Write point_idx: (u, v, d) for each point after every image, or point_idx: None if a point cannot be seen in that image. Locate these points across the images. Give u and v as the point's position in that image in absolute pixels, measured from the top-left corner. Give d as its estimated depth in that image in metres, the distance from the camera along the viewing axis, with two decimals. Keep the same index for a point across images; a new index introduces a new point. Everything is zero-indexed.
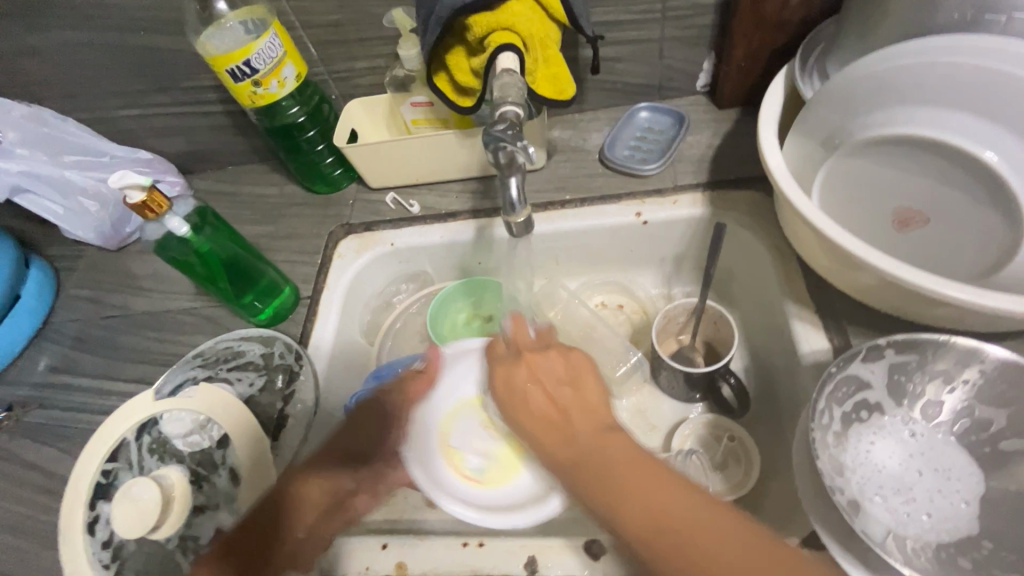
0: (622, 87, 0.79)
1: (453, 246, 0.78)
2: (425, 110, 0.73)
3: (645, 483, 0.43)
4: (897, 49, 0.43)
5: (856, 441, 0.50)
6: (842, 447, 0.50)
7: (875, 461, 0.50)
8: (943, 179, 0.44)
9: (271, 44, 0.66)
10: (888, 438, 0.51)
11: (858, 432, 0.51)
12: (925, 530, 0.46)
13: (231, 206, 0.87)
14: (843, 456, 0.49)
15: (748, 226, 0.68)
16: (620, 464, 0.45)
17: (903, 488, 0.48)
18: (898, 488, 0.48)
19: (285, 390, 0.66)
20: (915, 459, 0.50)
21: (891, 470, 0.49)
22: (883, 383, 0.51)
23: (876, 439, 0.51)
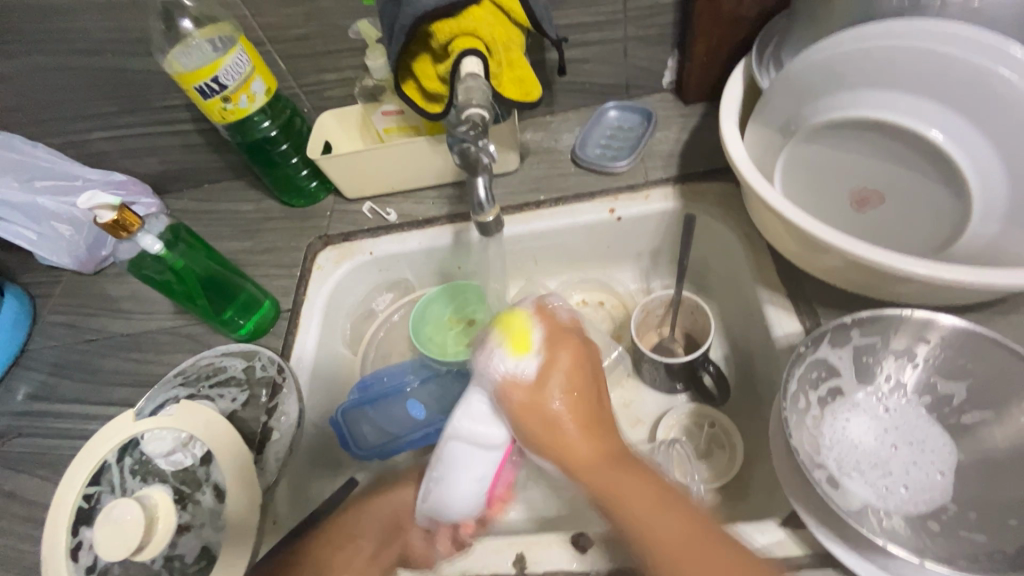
0: (590, 87, 0.80)
1: (432, 252, 0.79)
2: (397, 118, 0.74)
3: (635, 490, 0.49)
4: (841, 36, 0.45)
5: (832, 423, 0.51)
6: (818, 428, 0.51)
7: (850, 439, 0.51)
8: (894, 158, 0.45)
9: (237, 60, 0.66)
10: (862, 416, 0.52)
11: (832, 413, 0.52)
12: (901, 503, 0.47)
13: (208, 223, 0.87)
14: (819, 437, 0.50)
15: (718, 217, 0.70)
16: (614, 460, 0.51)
17: (880, 464, 0.49)
18: (874, 463, 0.49)
19: (269, 403, 0.66)
20: (889, 434, 0.51)
21: (866, 446, 0.50)
22: (850, 364, 0.52)
23: (850, 418, 0.52)
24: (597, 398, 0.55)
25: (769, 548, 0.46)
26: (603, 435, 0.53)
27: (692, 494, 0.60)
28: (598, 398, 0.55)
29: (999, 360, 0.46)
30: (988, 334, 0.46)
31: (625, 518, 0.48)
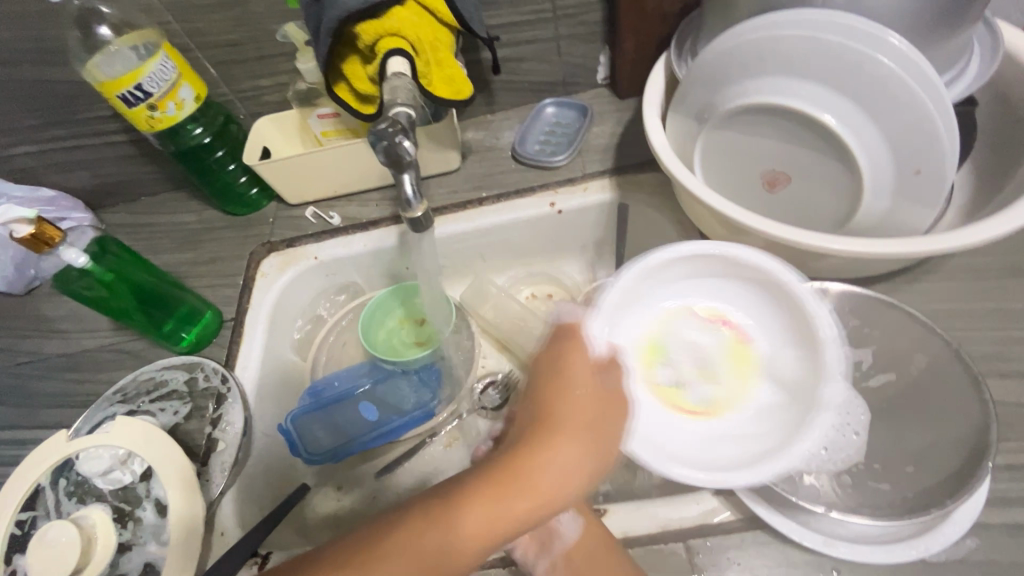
0: (527, 85, 0.82)
1: (378, 254, 0.79)
2: (333, 121, 0.74)
3: None
4: (740, 29, 0.48)
5: (716, 394, 0.55)
6: (647, 398, 0.54)
7: (737, 407, 0.53)
8: (772, 322, 0.55)
9: (162, 67, 0.65)
10: (762, 388, 0.54)
11: (713, 387, 0.55)
12: (768, 458, 0.47)
13: (146, 236, 0.85)
14: (665, 409, 0.53)
15: (653, 205, 0.72)
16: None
17: (766, 431, 0.50)
18: (767, 428, 0.51)
19: (214, 414, 0.65)
20: (791, 399, 0.51)
21: (761, 414, 0.52)
22: (734, 346, 0.57)
23: (749, 390, 0.54)
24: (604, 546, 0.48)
25: (704, 517, 0.48)
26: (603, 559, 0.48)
27: (638, 472, 0.63)
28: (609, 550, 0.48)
29: (886, 323, 0.52)
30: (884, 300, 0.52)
31: None
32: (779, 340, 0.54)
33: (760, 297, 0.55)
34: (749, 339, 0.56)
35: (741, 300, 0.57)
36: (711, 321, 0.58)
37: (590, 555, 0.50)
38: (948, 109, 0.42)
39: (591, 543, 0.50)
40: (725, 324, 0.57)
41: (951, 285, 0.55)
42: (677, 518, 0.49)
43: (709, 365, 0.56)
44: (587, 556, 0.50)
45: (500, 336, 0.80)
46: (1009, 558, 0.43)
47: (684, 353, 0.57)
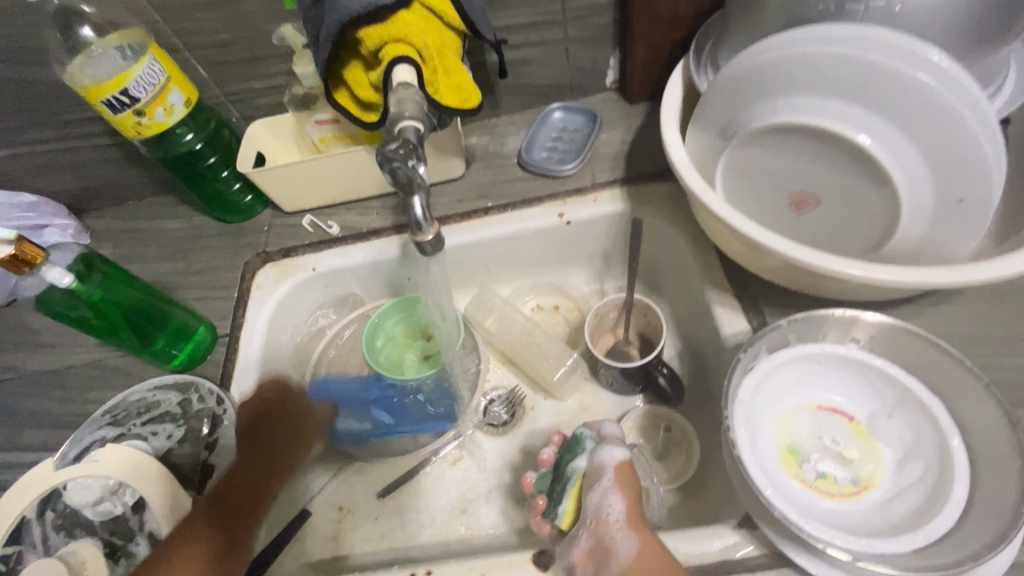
0: (533, 89, 0.79)
1: (379, 265, 0.76)
2: (332, 127, 0.70)
3: None
4: (771, 42, 0.45)
5: (861, 471, 0.48)
6: (805, 497, 0.46)
7: (881, 480, 0.47)
8: (881, 387, 0.49)
9: (149, 70, 0.61)
10: (890, 443, 0.48)
11: (854, 465, 0.48)
12: (913, 528, 0.42)
13: (134, 245, 0.81)
14: (818, 501, 0.46)
15: (665, 217, 0.70)
16: None
17: (851, 466, 0.48)
18: (906, 489, 0.45)
19: (210, 437, 0.62)
20: (912, 453, 0.47)
21: (902, 476, 0.46)
22: (852, 430, 0.50)
23: (875, 448, 0.48)
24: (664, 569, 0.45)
25: (726, 552, 0.47)
26: None
27: (650, 495, 0.61)
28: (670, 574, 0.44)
29: (919, 352, 0.48)
30: (910, 328, 0.48)
31: None
32: (879, 405, 0.50)
33: (857, 362, 0.50)
34: (858, 420, 0.50)
35: (824, 373, 0.51)
36: (828, 411, 0.51)
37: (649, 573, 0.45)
38: (992, 133, 0.40)
39: (647, 560, 0.46)
40: (844, 416, 0.50)
41: (976, 308, 0.54)
42: (697, 553, 0.47)
43: (837, 445, 0.49)
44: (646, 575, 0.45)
45: (505, 350, 0.77)
46: None
47: (817, 442, 0.49)
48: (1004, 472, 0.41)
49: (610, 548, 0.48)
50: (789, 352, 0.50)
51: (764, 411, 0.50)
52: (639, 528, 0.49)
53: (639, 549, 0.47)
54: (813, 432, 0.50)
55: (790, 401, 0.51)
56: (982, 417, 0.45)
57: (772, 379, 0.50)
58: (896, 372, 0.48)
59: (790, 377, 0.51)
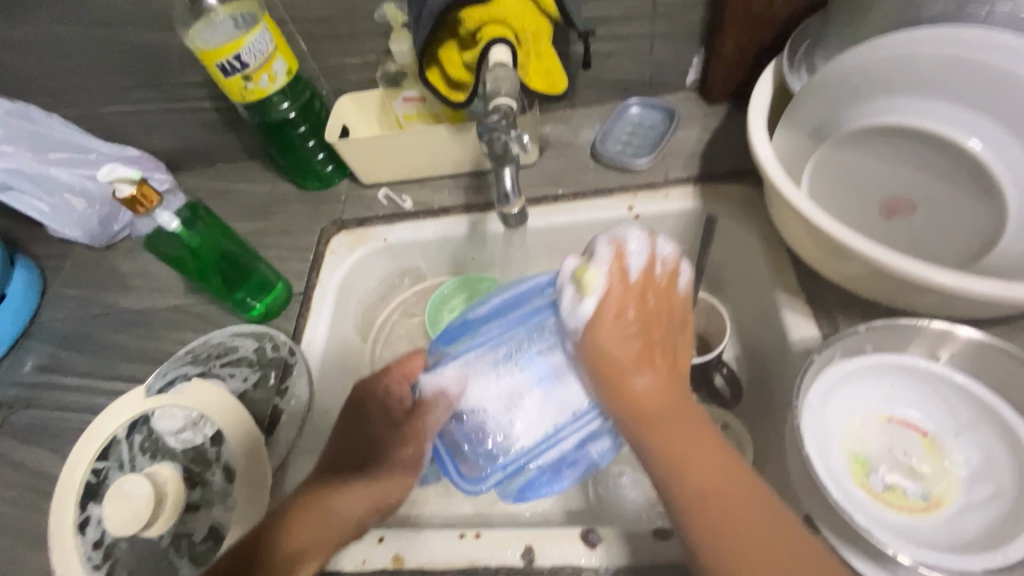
0: (613, 83, 0.79)
1: (446, 242, 0.78)
2: (417, 105, 0.74)
3: (686, 441, 0.46)
4: (882, 39, 0.44)
5: (932, 488, 0.46)
6: (873, 507, 0.45)
7: (954, 498, 0.45)
8: (954, 405, 0.48)
9: (260, 39, 0.65)
10: (962, 462, 0.47)
11: (925, 481, 0.46)
12: (991, 547, 0.41)
13: (221, 203, 0.86)
14: (885, 514, 0.45)
15: (738, 219, 0.69)
16: (682, 413, 0.49)
17: (920, 483, 0.46)
18: (978, 506, 0.44)
19: (279, 386, 0.66)
20: (984, 473, 0.45)
21: (974, 492, 0.45)
22: (925, 446, 0.48)
23: (948, 465, 0.47)
24: (645, 411, 0.49)
25: None
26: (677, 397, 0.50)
27: None
28: (644, 414, 0.49)
29: (1009, 372, 0.46)
30: (999, 345, 0.46)
31: (677, 473, 0.45)
32: (949, 422, 0.48)
33: (931, 376, 0.49)
34: (932, 435, 0.48)
35: (891, 385, 0.50)
36: (901, 425, 0.49)
37: (671, 418, 0.48)
38: None
39: (667, 398, 0.50)
40: (918, 431, 0.49)
41: None
42: None
43: (907, 459, 0.48)
44: (660, 415, 0.49)
45: None
46: None
47: (887, 453, 0.48)
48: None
49: (625, 375, 0.50)
50: (858, 360, 0.50)
51: (834, 418, 0.49)
52: (664, 372, 0.52)
53: (654, 387, 0.51)
54: (883, 444, 0.48)
55: (859, 410, 0.50)
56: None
57: (842, 388, 0.50)
58: (977, 391, 0.47)
59: (858, 386, 0.50)
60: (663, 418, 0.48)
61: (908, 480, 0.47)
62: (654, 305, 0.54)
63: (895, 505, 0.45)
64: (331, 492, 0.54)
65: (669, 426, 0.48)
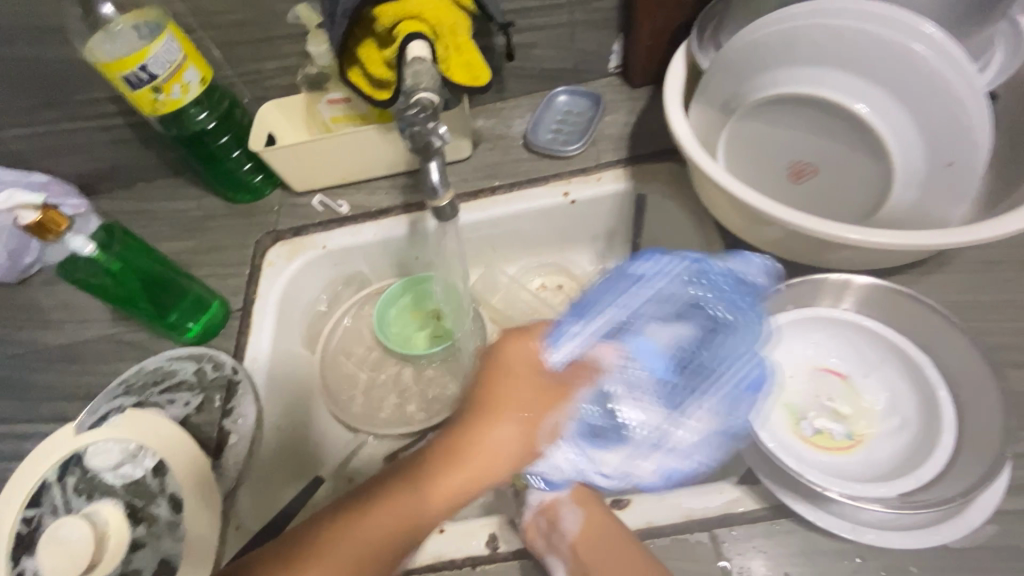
0: (539, 73, 0.81)
1: (387, 243, 0.78)
2: (343, 107, 0.73)
3: (608, 558, 0.48)
4: (773, 15, 0.47)
5: (855, 426, 0.51)
6: (804, 452, 0.50)
7: (874, 433, 0.50)
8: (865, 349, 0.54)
9: (167, 47, 0.62)
10: (876, 400, 0.52)
11: (848, 421, 0.51)
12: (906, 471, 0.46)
13: (146, 224, 0.82)
14: (816, 455, 0.49)
15: (667, 195, 0.72)
16: (615, 537, 0.49)
17: (846, 425, 0.51)
18: (893, 438, 0.49)
19: (224, 407, 0.63)
20: (894, 407, 0.51)
21: (888, 424, 0.50)
22: (845, 388, 0.53)
23: (865, 404, 0.52)
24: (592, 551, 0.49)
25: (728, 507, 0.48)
26: (586, 496, 0.53)
27: None
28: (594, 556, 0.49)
29: (910, 313, 0.52)
30: (899, 288, 0.51)
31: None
32: (861, 364, 0.54)
33: (842, 324, 0.55)
34: (849, 377, 0.53)
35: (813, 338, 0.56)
36: (823, 372, 0.54)
37: (601, 545, 0.49)
38: (981, 99, 0.43)
39: (596, 531, 0.50)
40: (837, 375, 0.54)
41: (965, 277, 0.56)
42: (700, 507, 0.49)
43: (831, 403, 0.53)
44: (592, 547, 0.50)
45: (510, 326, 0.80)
46: None
47: (814, 400, 0.53)
48: (988, 422, 0.45)
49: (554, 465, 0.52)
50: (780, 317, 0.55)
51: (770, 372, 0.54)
52: (585, 501, 0.52)
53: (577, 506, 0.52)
54: (808, 392, 0.53)
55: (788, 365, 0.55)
56: (966, 368, 0.48)
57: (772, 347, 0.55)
58: (882, 331, 0.53)
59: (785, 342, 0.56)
60: (592, 542, 0.50)
61: (835, 422, 0.51)
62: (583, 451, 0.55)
63: (826, 447, 0.50)
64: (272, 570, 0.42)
65: (600, 568, 0.48)
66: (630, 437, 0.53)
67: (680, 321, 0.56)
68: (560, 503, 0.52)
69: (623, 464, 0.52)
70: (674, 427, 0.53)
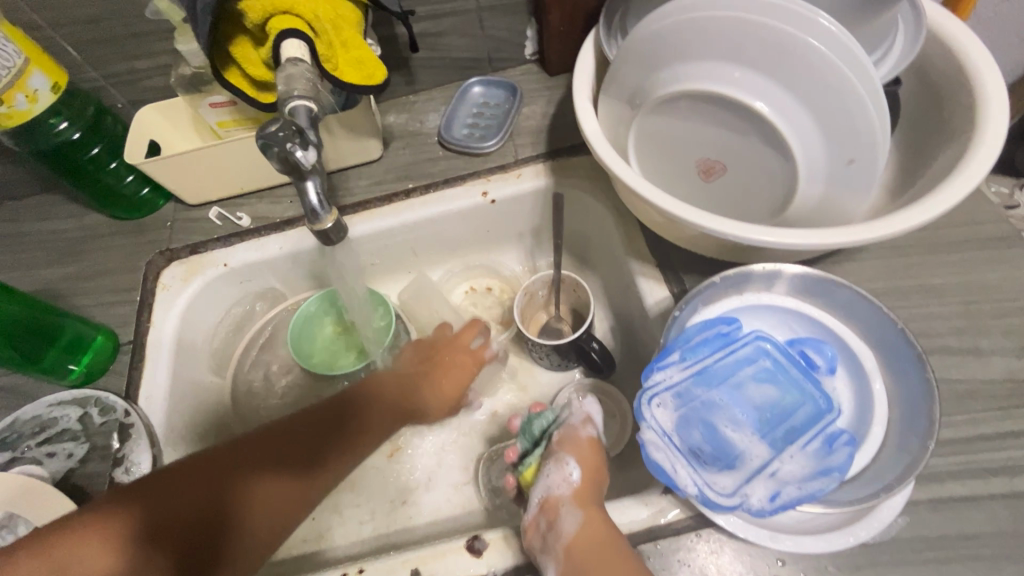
0: (450, 63, 0.75)
1: (298, 256, 0.72)
2: (229, 110, 0.65)
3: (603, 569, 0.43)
4: (673, 5, 0.45)
5: None
6: None
7: None
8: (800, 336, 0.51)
9: (2, 51, 0.54)
10: None
11: None
12: None
13: (16, 250, 0.72)
14: None
15: (589, 190, 0.69)
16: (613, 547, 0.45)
17: None
18: None
19: (115, 455, 0.57)
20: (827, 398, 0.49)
21: None
22: None
23: None
24: (590, 553, 0.45)
25: (653, 520, 0.47)
26: (588, 501, 0.49)
27: None
28: (590, 557, 0.45)
29: (844, 300, 0.49)
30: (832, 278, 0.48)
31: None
32: None
33: (779, 311, 0.51)
34: None
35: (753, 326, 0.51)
36: None
37: (594, 551, 0.45)
38: (878, 93, 0.42)
39: (592, 535, 0.46)
40: None
41: (877, 264, 0.56)
42: (625, 522, 0.48)
43: None
44: (589, 552, 0.45)
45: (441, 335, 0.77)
46: (934, 532, 0.44)
47: None
48: (915, 419, 0.44)
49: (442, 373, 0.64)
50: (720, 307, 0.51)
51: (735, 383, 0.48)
52: (587, 505, 0.48)
53: (578, 508, 0.48)
54: None
55: None
56: (898, 356, 0.46)
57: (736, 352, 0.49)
58: (816, 318, 0.50)
59: None
60: (587, 544, 0.45)
61: None
62: (586, 452, 0.53)
63: None
64: (285, 495, 0.49)
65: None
66: (741, 456, 0.43)
67: (721, 382, 0.47)
68: (561, 503, 0.49)
69: (734, 486, 0.42)
70: (761, 449, 0.44)
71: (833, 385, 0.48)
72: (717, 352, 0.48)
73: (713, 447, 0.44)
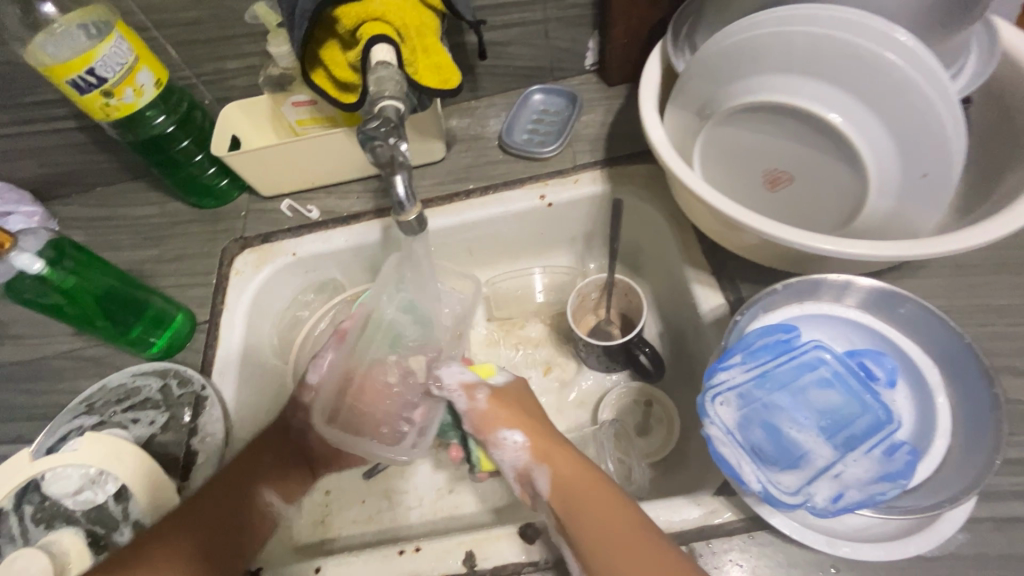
0: (514, 71, 0.78)
1: (360, 249, 0.75)
2: (309, 109, 0.69)
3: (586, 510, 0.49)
4: (750, 20, 0.46)
5: None
6: None
7: None
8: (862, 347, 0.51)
9: (117, 49, 0.59)
10: None
11: None
12: None
13: (105, 231, 0.78)
14: None
15: (645, 198, 0.71)
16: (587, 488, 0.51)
17: None
18: None
19: (190, 425, 0.61)
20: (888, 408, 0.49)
21: None
22: None
23: None
24: (571, 500, 0.50)
25: (706, 519, 0.48)
26: (552, 459, 0.55)
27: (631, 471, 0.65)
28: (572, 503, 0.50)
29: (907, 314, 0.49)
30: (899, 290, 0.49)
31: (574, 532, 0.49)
32: None
33: (841, 321, 0.51)
34: None
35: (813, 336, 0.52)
36: None
37: (574, 496, 0.51)
38: (954, 110, 0.43)
39: (573, 484, 0.52)
40: None
41: (941, 282, 0.56)
42: (678, 521, 0.49)
43: None
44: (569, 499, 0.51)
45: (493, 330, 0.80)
46: (995, 551, 0.44)
47: None
48: (979, 433, 0.44)
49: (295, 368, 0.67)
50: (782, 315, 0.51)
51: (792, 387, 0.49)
52: (545, 455, 0.55)
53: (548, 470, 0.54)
54: None
55: None
56: (963, 371, 0.47)
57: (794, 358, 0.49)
58: (879, 331, 0.50)
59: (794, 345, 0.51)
60: (565, 498, 0.51)
61: None
62: (510, 418, 0.59)
63: None
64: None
65: (580, 514, 0.49)
66: (806, 457, 0.44)
67: (781, 386, 0.48)
68: (528, 470, 0.56)
69: (799, 485, 0.43)
70: (825, 451, 0.44)
71: (894, 397, 0.48)
72: (778, 356, 0.49)
73: (776, 447, 0.45)
